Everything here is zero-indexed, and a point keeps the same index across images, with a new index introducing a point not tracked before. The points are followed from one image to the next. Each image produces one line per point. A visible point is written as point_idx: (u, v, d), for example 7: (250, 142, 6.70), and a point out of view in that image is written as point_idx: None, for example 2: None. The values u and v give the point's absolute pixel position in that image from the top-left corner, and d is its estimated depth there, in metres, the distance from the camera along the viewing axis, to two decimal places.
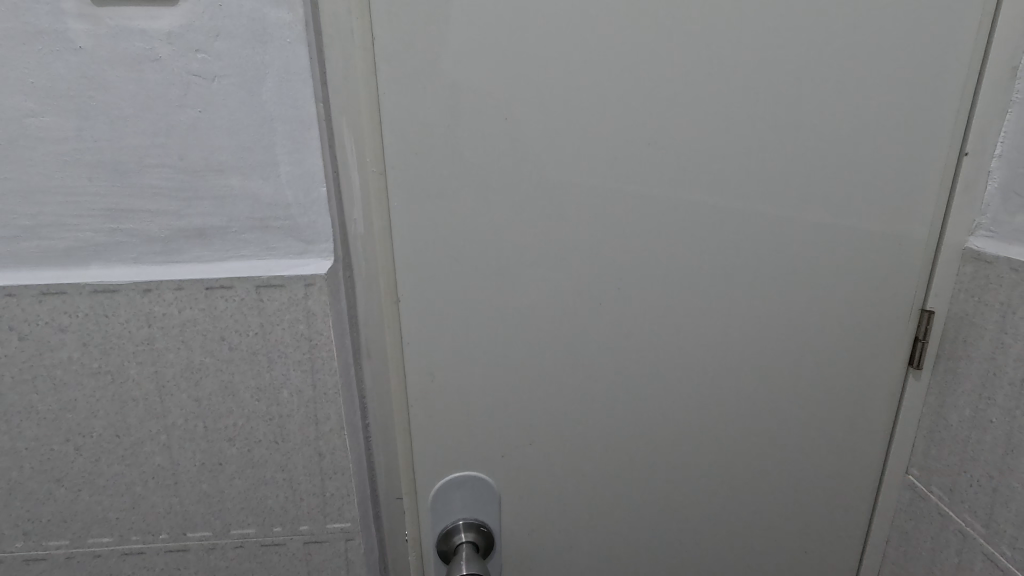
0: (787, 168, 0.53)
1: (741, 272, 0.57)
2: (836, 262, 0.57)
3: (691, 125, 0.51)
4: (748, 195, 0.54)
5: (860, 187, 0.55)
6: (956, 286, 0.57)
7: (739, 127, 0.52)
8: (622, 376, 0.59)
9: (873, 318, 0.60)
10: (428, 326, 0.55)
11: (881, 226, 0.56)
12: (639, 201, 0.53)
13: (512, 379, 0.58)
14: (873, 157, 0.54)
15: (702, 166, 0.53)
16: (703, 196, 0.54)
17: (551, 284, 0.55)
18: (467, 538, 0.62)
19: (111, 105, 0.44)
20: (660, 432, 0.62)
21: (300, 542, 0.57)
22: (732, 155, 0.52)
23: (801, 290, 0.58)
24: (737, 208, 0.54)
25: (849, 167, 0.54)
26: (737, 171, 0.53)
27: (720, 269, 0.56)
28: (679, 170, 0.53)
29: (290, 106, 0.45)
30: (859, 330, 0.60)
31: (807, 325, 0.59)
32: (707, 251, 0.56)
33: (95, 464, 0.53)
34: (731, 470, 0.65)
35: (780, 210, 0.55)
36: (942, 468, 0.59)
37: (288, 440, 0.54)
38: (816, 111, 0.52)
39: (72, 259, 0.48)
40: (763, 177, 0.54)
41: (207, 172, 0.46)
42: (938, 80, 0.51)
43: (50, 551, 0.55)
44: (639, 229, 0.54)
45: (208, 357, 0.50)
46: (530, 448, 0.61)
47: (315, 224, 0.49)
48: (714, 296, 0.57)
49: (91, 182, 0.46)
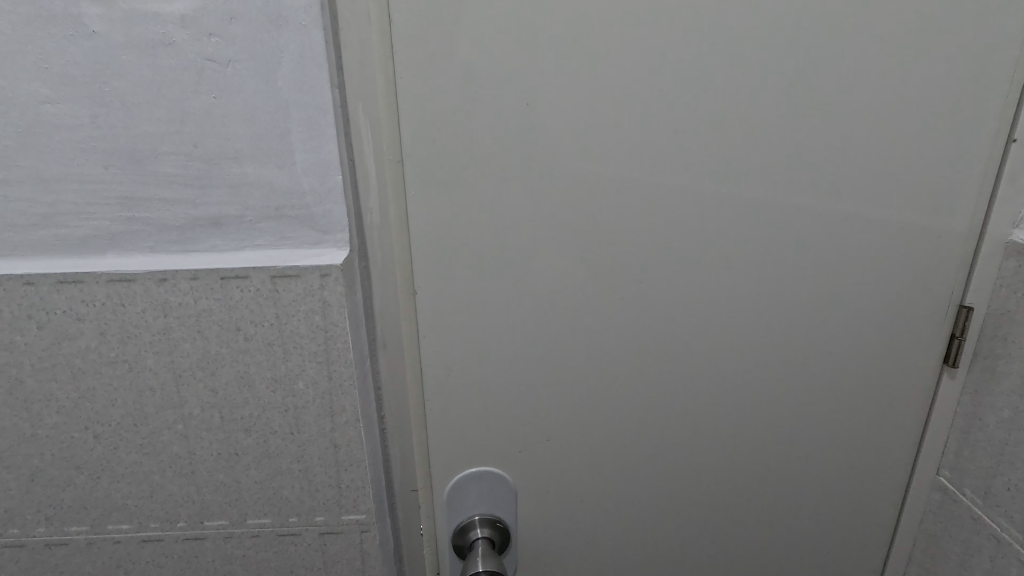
0: (821, 157, 0.51)
1: (768, 265, 0.55)
2: (869, 256, 0.55)
3: (721, 111, 0.49)
4: (779, 186, 0.52)
5: (897, 177, 0.52)
6: (997, 282, 0.54)
7: (772, 114, 0.49)
8: (643, 371, 0.58)
9: (907, 314, 0.57)
10: (445, 318, 0.54)
11: (920, 218, 0.54)
12: (665, 191, 0.52)
13: (530, 373, 0.57)
14: (914, 146, 0.51)
15: (732, 155, 0.51)
16: (731, 186, 0.52)
17: (572, 277, 0.54)
18: (483, 534, 0.61)
19: (126, 92, 0.43)
20: (681, 428, 0.61)
21: (315, 533, 0.57)
22: (763, 143, 0.50)
23: (831, 284, 0.56)
24: (768, 199, 0.52)
25: (885, 156, 0.51)
26: (767, 160, 0.51)
27: (747, 261, 0.55)
28: (707, 158, 0.51)
29: (305, 92, 0.44)
30: (891, 326, 0.58)
31: (837, 320, 0.57)
32: (734, 244, 0.54)
33: (114, 452, 0.53)
34: (754, 468, 0.63)
35: (810, 201, 0.53)
36: (976, 470, 0.57)
37: (303, 431, 0.53)
38: (853, 96, 0.49)
39: (89, 248, 0.47)
40: (794, 166, 0.51)
41: (222, 160, 0.46)
42: (989, 63, 0.48)
43: (71, 536, 0.56)
44: (664, 219, 0.52)
45: (224, 348, 0.50)
46: (547, 443, 0.60)
47: (330, 213, 0.48)
48: (741, 290, 0.56)
49: (107, 170, 0.45)
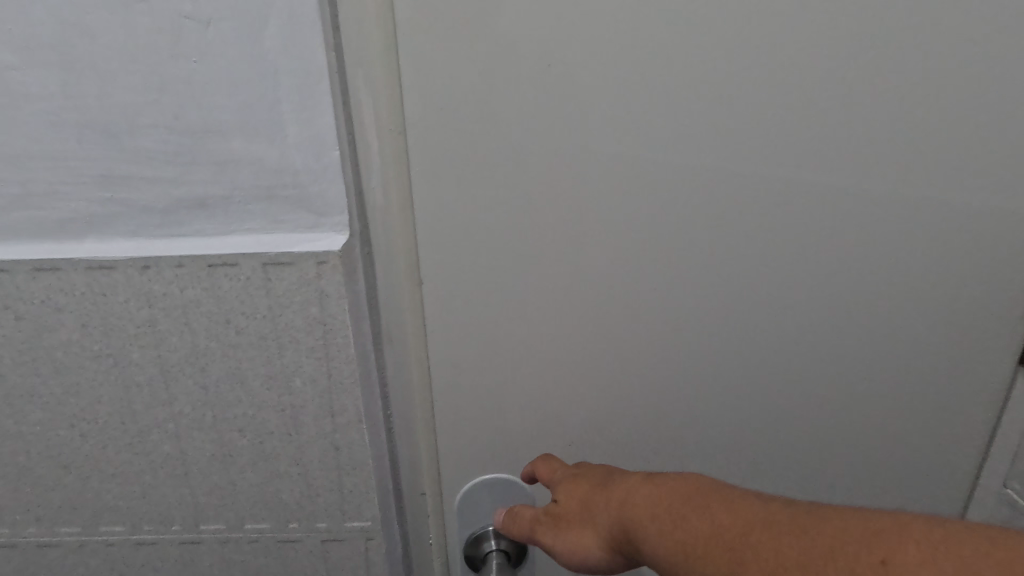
0: (888, 127, 0.44)
1: (822, 254, 0.48)
2: (940, 244, 0.48)
3: (772, 75, 0.42)
4: (836, 163, 0.45)
5: (977, 151, 0.45)
6: None
7: (832, 76, 0.42)
8: (675, 372, 0.52)
9: (979, 310, 0.51)
10: (455, 312, 0.48)
11: (1001, 200, 0.47)
12: (706, 167, 0.45)
13: (549, 373, 0.51)
14: (1002, 112, 0.44)
15: (785, 125, 0.44)
16: (781, 162, 0.45)
17: (597, 266, 0.48)
18: (498, 548, 0.55)
19: (97, 56, 0.39)
20: (718, 436, 0.54)
21: (317, 539, 0.54)
22: (819, 114, 0.44)
23: (893, 276, 0.49)
24: (824, 178, 0.45)
25: (963, 127, 0.44)
26: (823, 132, 0.44)
27: (798, 249, 0.48)
28: (755, 129, 0.44)
29: (295, 55, 0.39)
30: (961, 323, 0.51)
31: (898, 317, 0.50)
32: (783, 231, 0.47)
33: (103, 451, 0.50)
34: (798, 480, 0.57)
35: (872, 180, 0.46)
36: None
37: (302, 433, 0.49)
38: (927, 57, 0.42)
39: (66, 232, 0.43)
40: (854, 139, 0.44)
41: (206, 133, 0.41)
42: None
43: (63, 537, 0.53)
44: (705, 201, 0.46)
45: (213, 342, 0.46)
46: (568, 451, 0.54)
47: (327, 193, 0.43)
48: (790, 282, 0.49)
49: (81, 146, 0.41)
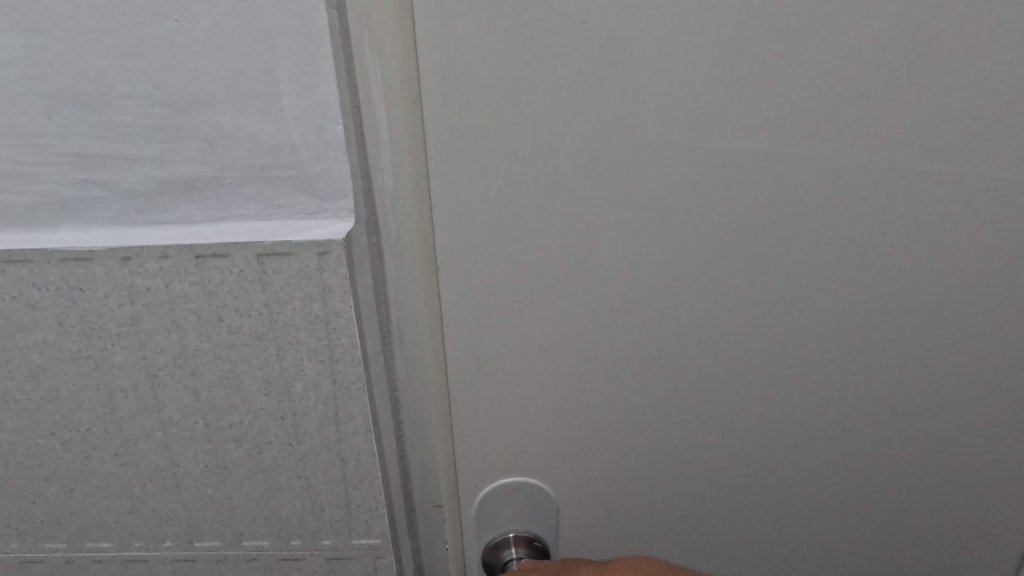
0: (990, 97, 0.37)
1: (905, 244, 0.41)
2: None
3: (854, 32, 0.35)
4: (925, 141, 0.38)
5: None
6: None
7: (932, 27, 0.35)
8: (726, 381, 0.45)
9: None
10: (474, 314, 0.42)
11: None
12: (772, 141, 0.38)
13: (581, 382, 0.45)
14: None
15: (869, 93, 0.36)
16: (860, 139, 0.38)
17: (641, 259, 0.41)
18: (518, 556, 0.49)
19: (65, 15, 0.33)
20: (771, 455, 0.48)
21: (322, 557, 0.49)
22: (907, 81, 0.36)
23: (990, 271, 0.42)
24: (909, 157, 0.38)
25: None
26: (911, 102, 0.37)
27: (878, 238, 0.40)
28: (831, 98, 0.37)
29: (293, 13, 0.34)
30: None
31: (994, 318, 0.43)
32: (860, 218, 0.40)
33: (87, 462, 0.45)
34: (861, 506, 0.50)
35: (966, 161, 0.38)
36: None
37: (304, 443, 0.44)
38: None
39: (37, 219, 0.38)
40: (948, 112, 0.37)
41: (191, 105, 0.36)
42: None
43: (48, 553, 0.49)
44: (770, 182, 0.39)
45: (204, 343, 0.41)
46: (601, 469, 0.48)
47: (329, 174, 0.38)
48: (865, 278, 0.42)
49: (51, 120, 0.36)
